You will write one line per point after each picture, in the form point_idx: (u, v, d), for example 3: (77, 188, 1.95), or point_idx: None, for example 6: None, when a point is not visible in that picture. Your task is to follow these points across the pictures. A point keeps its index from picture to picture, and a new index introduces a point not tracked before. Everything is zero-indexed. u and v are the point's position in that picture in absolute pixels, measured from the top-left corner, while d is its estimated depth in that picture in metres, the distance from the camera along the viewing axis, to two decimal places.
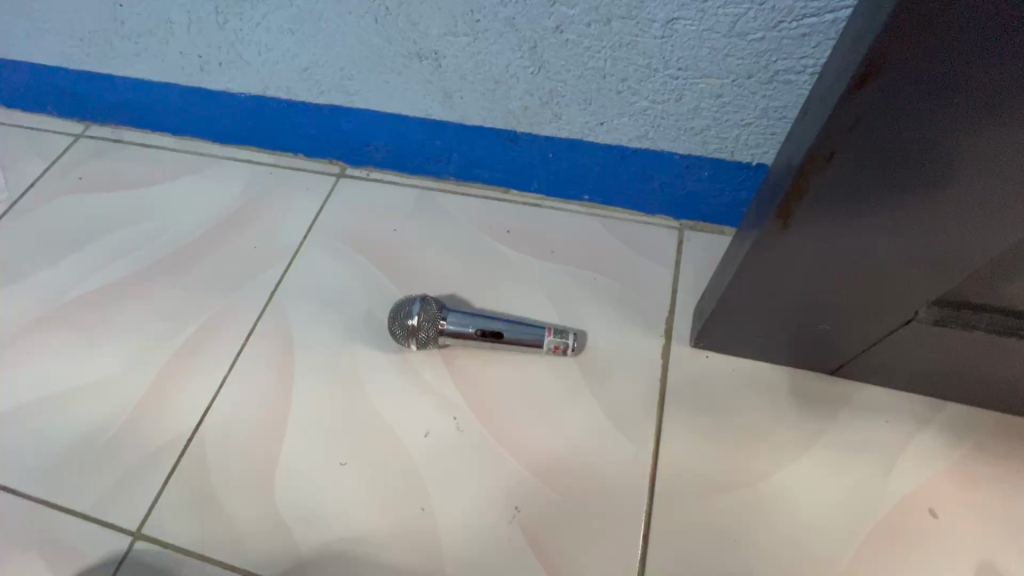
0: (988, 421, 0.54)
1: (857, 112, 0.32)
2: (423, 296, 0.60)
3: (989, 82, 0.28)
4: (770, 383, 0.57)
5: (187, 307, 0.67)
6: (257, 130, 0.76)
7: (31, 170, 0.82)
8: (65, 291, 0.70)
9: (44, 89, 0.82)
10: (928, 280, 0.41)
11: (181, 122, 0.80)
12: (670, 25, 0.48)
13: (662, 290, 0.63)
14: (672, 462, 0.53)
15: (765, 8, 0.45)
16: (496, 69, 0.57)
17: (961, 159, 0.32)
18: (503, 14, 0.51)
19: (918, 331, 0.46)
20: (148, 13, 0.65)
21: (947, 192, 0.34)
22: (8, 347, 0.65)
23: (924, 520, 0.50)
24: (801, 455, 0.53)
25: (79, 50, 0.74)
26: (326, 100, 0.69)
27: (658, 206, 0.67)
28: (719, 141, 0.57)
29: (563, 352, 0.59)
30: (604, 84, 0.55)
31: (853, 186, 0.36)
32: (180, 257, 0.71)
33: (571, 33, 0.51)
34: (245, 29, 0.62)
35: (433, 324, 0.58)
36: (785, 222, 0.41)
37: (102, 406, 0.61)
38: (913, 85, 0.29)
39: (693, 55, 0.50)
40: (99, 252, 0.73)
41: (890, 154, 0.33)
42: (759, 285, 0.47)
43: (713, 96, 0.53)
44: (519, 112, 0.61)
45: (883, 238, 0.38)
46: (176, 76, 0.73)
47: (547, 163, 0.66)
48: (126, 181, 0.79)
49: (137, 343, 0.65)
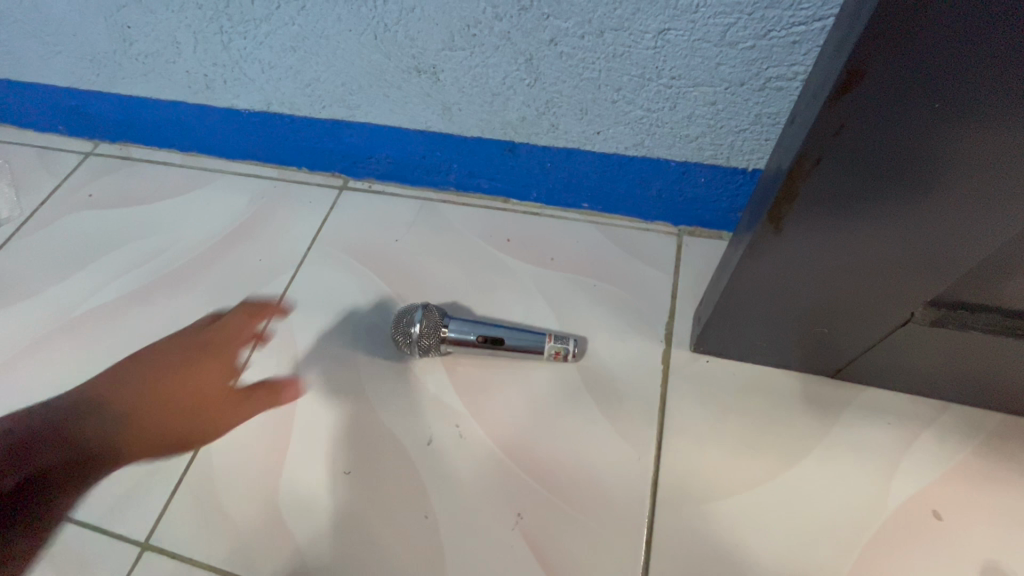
0: (991, 420, 0.54)
1: (841, 117, 0.33)
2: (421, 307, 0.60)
3: (968, 85, 0.29)
4: (771, 386, 0.57)
5: (194, 319, 0.68)
6: (262, 145, 0.78)
7: (42, 189, 0.84)
8: (75, 306, 0.71)
9: (55, 109, 0.84)
10: (923, 281, 0.41)
11: (188, 139, 0.82)
12: (662, 35, 0.49)
13: (661, 295, 0.64)
14: (676, 466, 0.54)
15: (755, 17, 0.46)
16: (493, 81, 0.58)
17: (948, 159, 0.32)
18: (499, 28, 0.52)
19: (915, 332, 0.46)
20: (156, 34, 0.66)
21: (934, 193, 0.35)
22: (19, 361, 0.67)
23: (929, 523, 0.50)
24: (804, 458, 0.53)
25: (90, 70, 0.76)
26: (328, 115, 0.70)
27: (656, 213, 0.67)
28: (715, 148, 0.58)
29: (564, 358, 0.59)
30: (600, 94, 0.56)
31: (840, 190, 0.37)
32: (187, 270, 0.73)
33: (565, 45, 0.52)
34: (248, 47, 0.64)
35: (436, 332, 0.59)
36: (776, 226, 0.41)
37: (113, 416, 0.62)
38: (896, 88, 0.30)
39: (686, 64, 0.51)
40: (110, 267, 0.74)
41: (876, 156, 0.34)
42: (755, 291, 0.48)
43: (707, 104, 0.53)
44: (517, 123, 0.62)
45: (877, 238, 0.39)
46: (182, 94, 0.75)
47: (546, 173, 0.67)
48: (135, 197, 0.81)
49: (146, 354, 0.66)
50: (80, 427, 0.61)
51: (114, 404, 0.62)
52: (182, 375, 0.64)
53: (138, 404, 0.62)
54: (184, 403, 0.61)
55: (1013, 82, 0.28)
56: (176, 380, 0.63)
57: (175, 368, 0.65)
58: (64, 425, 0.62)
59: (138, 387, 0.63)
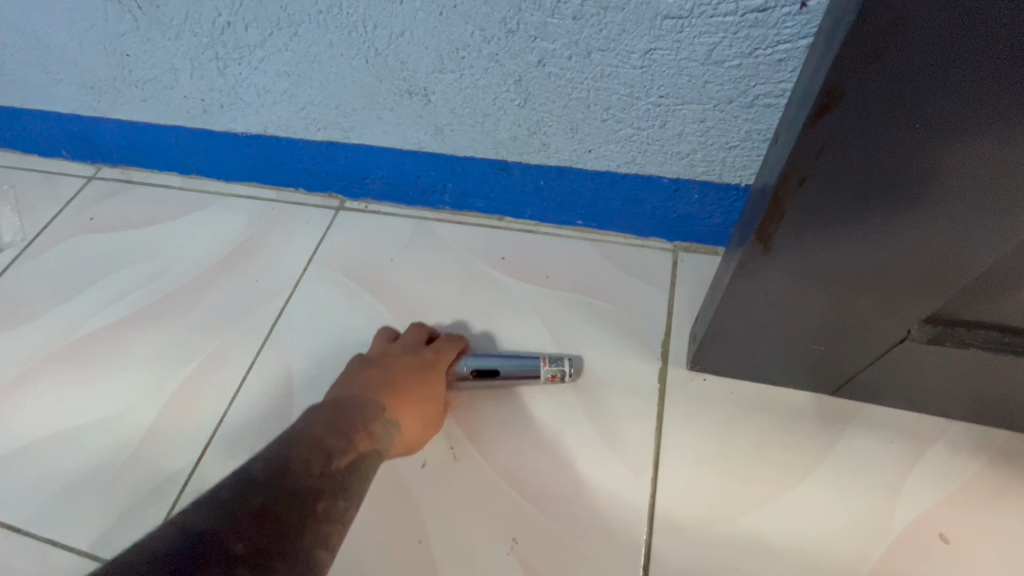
0: (998, 437, 0.52)
1: (823, 137, 0.32)
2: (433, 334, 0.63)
3: (948, 101, 0.29)
4: (770, 404, 0.56)
5: (191, 341, 0.69)
6: (259, 168, 0.79)
7: (45, 212, 0.85)
8: (74, 329, 0.72)
9: (58, 135, 0.86)
10: (918, 298, 0.41)
11: (187, 163, 0.83)
12: (648, 55, 0.49)
13: (658, 312, 0.63)
14: (675, 487, 0.52)
15: (740, 36, 0.46)
16: (484, 102, 0.58)
17: (935, 175, 0.32)
18: (487, 51, 0.53)
19: (912, 350, 0.45)
20: (154, 62, 0.68)
21: (923, 210, 0.34)
22: (17, 386, 0.67)
23: (936, 546, 0.48)
24: (806, 479, 0.52)
25: (91, 97, 0.77)
26: (324, 137, 0.71)
27: (650, 229, 0.67)
28: (706, 164, 0.57)
29: (561, 379, 0.58)
30: (589, 113, 0.56)
31: (827, 208, 0.36)
32: (185, 292, 0.73)
33: (553, 66, 0.53)
34: (244, 72, 0.65)
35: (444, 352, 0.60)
36: (765, 245, 0.41)
37: (108, 440, 0.62)
38: (876, 108, 0.30)
39: (674, 83, 0.51)
40: (109, 290, 0.75)
41: (861, 174, 0.34)
42: (749, 309, 0.47)
43: (696, 122, 0.53)
44: (508, 143, 0.62)
45: (869, 255, 0.38)
46: (181, 119, 0.76)
47: (540, 191, 0.67)
48: (134, 221, 0.82)
49: (142, 377, 0.66)
50: (373, 434, 0.49)
51: (397, 424, 0.52)
52: (418, 397, 0.55)
53: (404, 429, 0.53)
54: (410, 441, 0.54)
55: (993, 98, 0.28)
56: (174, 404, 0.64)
57: (410, 385, 0.55)
58: (345, 422, 0.48)
59: (384, 405, 0.52)
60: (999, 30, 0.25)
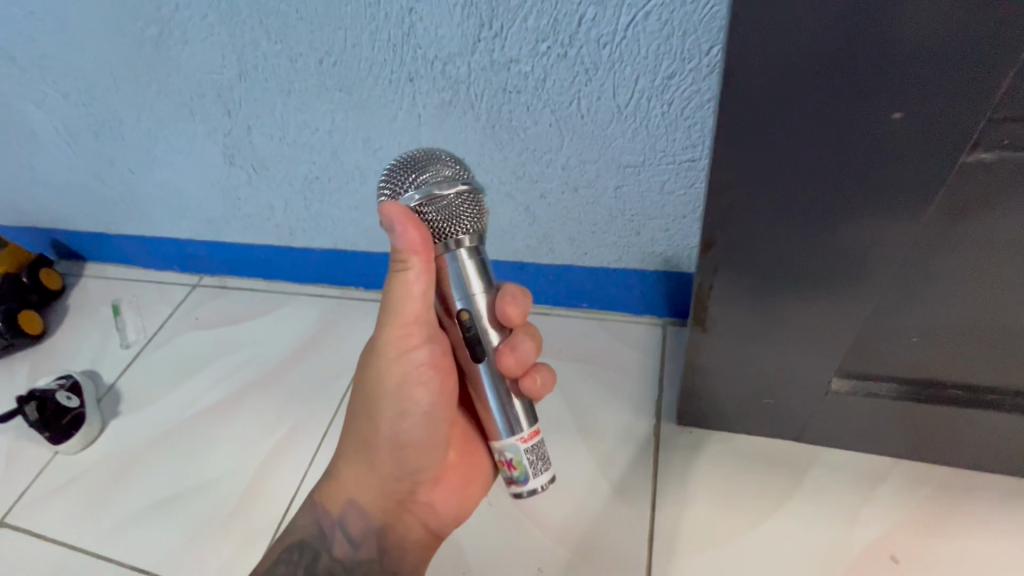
0: (938, 473, 0.63)
1: (719, 257, 0.49)
2: (469, 176, 0.43)
3: (783, 231, 0.46)
4: (747, 451, 0.67)
5: (277, 417, 0.87)
6: (329, 273, 1.00)
7: (160, 315, 1.07)
8: (185, 409, 0.91)
9: (173, 254, 1.10)
10: (829, 357, 0.54)
11: (272, 271, 1.04)
12: (618, 189, 0.67)
13: (651, 377, 0.77)
14: (667, 523, 0.64)
15: (681, 177, 0.64)
16: (502, 223, 0.77)
17: (801, 272, 0.48)
18: (503, 190, 0.72)
19: (837, 400, 0.59)
20: (258, 203, 0.91)
21: (802, 296, 0.50)
22: (145, 455, 0.87)
23: (888, 567, 0.58)
24: (778, 513, 0.63)
25: (205, 228, 1.01)
26: (380, 250, 0.91)
27: (641, 310, 0.82)
28: (677, 259, 0.74)
29: (518, 470, 0.45)
30: (581, 228, 0.74)
31: (739, 299, 0.52)
32: (270, 376, 0.92)
33: (551, 198, 0.71)
34: (323, 208, 0.87)
35: (451, 229, 0.42)
36: (704, 328, 0.56)
37: (214, 498, 0.80)
38: (747, 238, 0.47)
39: (640, 207, 0.69)
40: (210, 376, 0.95)
41: (753, 276, 0.50)
42: (709, 374, 0.61)
43: (662, 231, 0.71)
44: (523, 250, 0.80)
45: (779, 327, 0.53)
46: (271, 239, 0.98)
47: (551, 283, 0.83)
48: (229, 318, 1.03)
49: (238, 446, 0.85)
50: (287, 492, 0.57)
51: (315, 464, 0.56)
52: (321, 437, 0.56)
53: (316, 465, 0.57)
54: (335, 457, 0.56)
55: (814, 223, 0.44)
56: (266, 468, 0.82)
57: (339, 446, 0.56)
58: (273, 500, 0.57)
59: None
60: (800, 193, 0.43)
